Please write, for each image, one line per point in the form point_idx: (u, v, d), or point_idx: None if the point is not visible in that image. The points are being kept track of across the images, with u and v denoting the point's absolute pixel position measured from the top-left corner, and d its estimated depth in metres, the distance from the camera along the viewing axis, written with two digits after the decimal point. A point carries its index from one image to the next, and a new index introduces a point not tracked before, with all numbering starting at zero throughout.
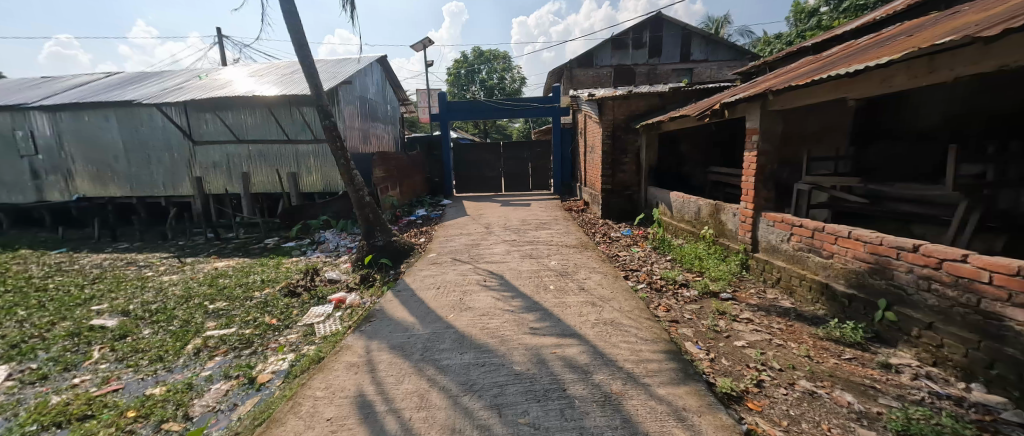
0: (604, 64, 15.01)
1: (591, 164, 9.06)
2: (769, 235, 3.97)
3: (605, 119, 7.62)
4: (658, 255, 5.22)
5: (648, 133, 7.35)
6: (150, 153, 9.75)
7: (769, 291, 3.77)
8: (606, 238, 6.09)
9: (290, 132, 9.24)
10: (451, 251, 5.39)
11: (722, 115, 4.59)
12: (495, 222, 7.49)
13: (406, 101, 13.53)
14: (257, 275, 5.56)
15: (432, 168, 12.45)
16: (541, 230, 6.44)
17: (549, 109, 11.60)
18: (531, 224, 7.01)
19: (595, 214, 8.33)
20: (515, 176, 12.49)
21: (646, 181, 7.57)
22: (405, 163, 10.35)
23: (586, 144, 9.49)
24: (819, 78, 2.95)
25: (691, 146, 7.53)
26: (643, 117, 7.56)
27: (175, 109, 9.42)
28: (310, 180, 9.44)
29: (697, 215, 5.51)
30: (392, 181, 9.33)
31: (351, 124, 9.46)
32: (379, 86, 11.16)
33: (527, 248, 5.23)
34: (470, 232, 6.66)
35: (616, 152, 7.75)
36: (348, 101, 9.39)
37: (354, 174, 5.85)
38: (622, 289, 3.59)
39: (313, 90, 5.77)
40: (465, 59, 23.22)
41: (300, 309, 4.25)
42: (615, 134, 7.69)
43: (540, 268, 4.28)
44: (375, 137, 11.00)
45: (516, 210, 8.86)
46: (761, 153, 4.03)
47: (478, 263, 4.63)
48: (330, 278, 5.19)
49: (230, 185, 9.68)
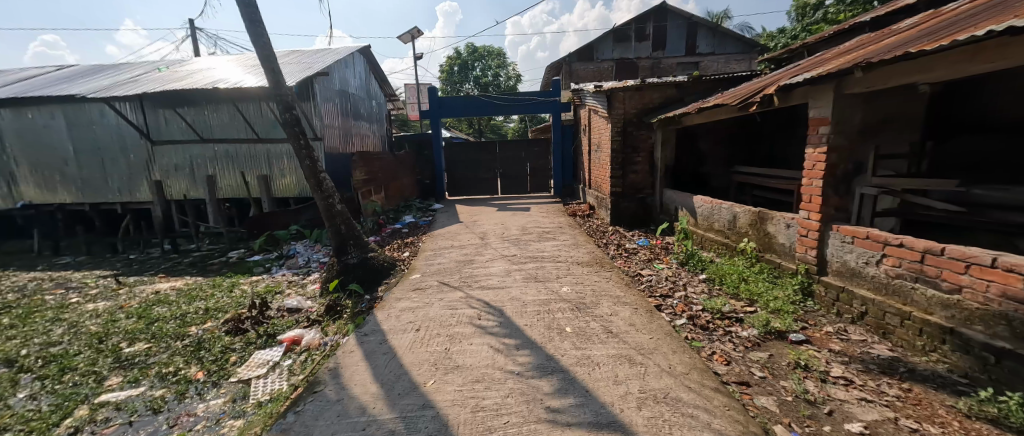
0: (605, 58, 14.14)
1: (598, 164, 8.18)
2: (844, 255, 3.08)
3: (615, 113, 6.73)
4: (689, 274, 4.32)
5: (664, 129, 6.48)
6: (103, 155, 8.70)
7: (852, 330, 2.87)
8: (622, 251, 5.19)
9: (261, 130, 8.25)
10: (440, 271, 4.46)
11: (774, 104, 3.70)
12: (492, 230, 6.56)
13: (395, 96, 12.53)
14: (203, 303, 4.60)
15: (422, 169, 11.50)
16: (545, 242, 5.53)
17: (549, 104, 10.72)
18: (533, 234, 6.11)
19: (603, 220, 7.45)
20: (512, 178, 11.57)
21: (662, 183, 6.69)
22: (391, 164, 9.39)
23: (591, 142, 8.60)
24: (958, 40, 2.05)
25: (713, 143, 6.64)
26: (659, 110, 6.69)
27: (130, 106, 8.39)
28: (284, 183, 8.43)
29: (731, 224, 4.63)
30: (375, 185, 8.37)
31: (330, 121, 8.47)
32: (362, 79, 10.19)
33: (532, 266, 4.32)
34: (463, 244, 5.73)
35: (627, 151, 6.86)
36: (327, 94, 8.41)
37: (324, 179, 4.89)
38: (664, 333, 2.67)
39: (271, 76, 4.70)
40: (458, 55, 22.25)
41: (239, 354, 3.29)
42: (625, 130, 6.80)
43: (551, 297, 3.36)
44: (358, 137, 10.02)
45: (515, 216, 7.95)
46: (832, 150, 3.15)
47: (471, 289, 3.71)
48: (289, 306, 4.23)
49: (195, 190, 8.68)
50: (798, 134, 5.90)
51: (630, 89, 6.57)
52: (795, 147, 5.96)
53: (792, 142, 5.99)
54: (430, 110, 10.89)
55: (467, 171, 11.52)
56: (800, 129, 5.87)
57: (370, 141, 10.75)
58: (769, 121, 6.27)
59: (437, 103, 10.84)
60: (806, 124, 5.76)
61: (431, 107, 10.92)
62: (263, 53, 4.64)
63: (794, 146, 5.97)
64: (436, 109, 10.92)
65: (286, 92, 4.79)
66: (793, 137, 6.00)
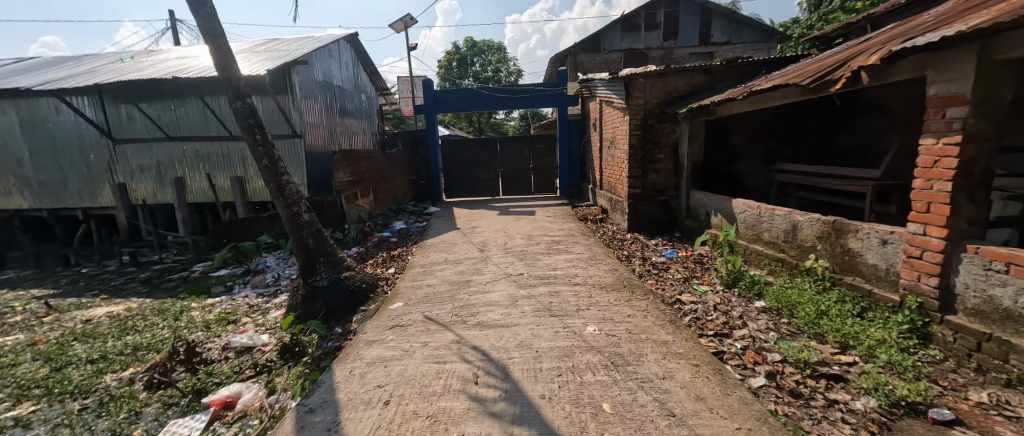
0: (613, 49, 13.22)
1: (611, 163, 7.31)
2: (991, 288, 2.18)
3: (634, 103, 5.88)
4: (742, 301, 3.41)
5: (691, 121, 5.58)
6: (60, 155, 7.82)
7: (1016, 401, 1.97)
8: (650, 268, 4.29)
9: (233, 126, 7.34)
10: (428, 297, 3.57)
11: (863, 81, 2.82)
12: (493, 240, 5.68)
13: (387, 90, 11.62)
14: (134, 337, 3.70)
15: (417, 169, 10.65)
16: (557, 255, 4.66)
17: (554, 96, 9.82)
18: (541, 244, 5.24)
19: (619, 225, 6.57)
20: (514, 178, 10.67)
21: (688, 184, 5.80)
22: (381, 164, 8.51)
23: (604, 137, 7.71)
24: None
25: (746, 137, 5.72)
26: (685, 99, 5.79)
27: (88, 100, 7.51)
28: (260, 186, 7.53)
29: (791, 236, 3.73)
30: (363, 187, 7.51)
31: (312, 115, 7.60)
32: (349, 70, 9.28)
33: (543, 291, 3.43)
34: (459, 257, 4.85)
35: (647, 146, 5.99)
36: (308, 86, 7.54)
37: (288, 182, 3.95)
38: (751, 415, 1.78)
39: (216, 54, 3.74)
40: (456, 50, 21.39)
41: (148, 425, 2.40)
42: (646, 123, 5.92)
43: (574, 342, 2.48)
44: (346, 133, 9.11)
45: (518, 222, 7.07)
46: (969, 140, 2.25)
47: (467, 328, 2.83)
48: (235, 345, 3.33)
49: (163, 193, 7.78)
50: (855, 125, 4.98)
51: (651, 76, 5.70)
52: (851, 141, 5.05)
53: (847, 134, 5.07)
54: (426, 107, 10.08)
55: (465, 170, 10.64)
56: (856, 119, 4.96)
57: (359, 139, 9.82)
58: (817, 110, 5.34)
59: (435, 98, 10.10)
60: (865, 112, 4.84)
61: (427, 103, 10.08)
62: (206, 25, 3.67)
63: (850, 138, 5.06)
64: (435, 104, 10.13)
65: (238, 75, 3.86)
66: (847, 129, 5.09)
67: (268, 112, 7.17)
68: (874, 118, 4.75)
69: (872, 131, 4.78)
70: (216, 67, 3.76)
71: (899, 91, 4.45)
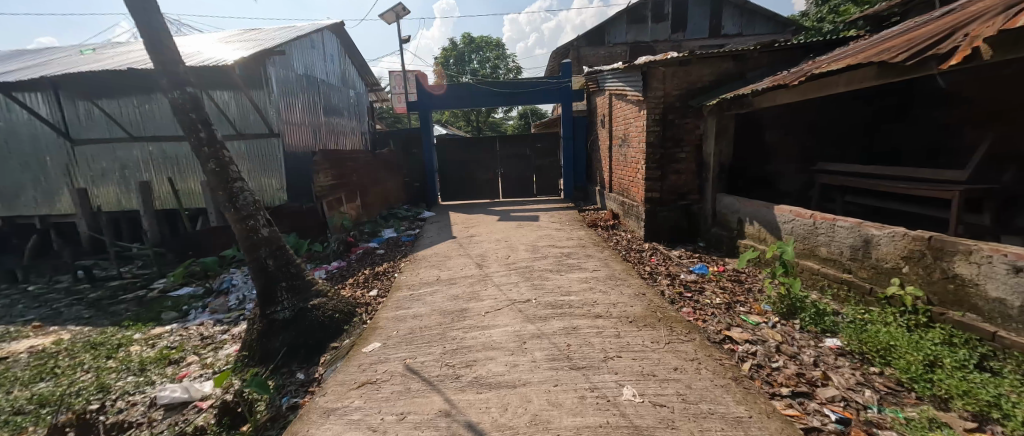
0: (618, 42, 12.52)
1: (623, 162, 6.60)
2: None
3: (653, 95, 5.19)
4: (810, 339, 2.70)
5: (719, 116, 4.90)
6: (14, 158, 7.07)
7: None
8: (684, 291, 3.56)
9: None
10: (415, 333, 2.85)
11: (986, 57, 2.12)
12: (493, 252, 4.96)
13: (378, 86, 10.90)
14: (47, 386, 2.96)
15: (411, 170, 9.92)
16: (568, 273, 3.95)
17: (558, 91, 9.13)
18: (548, 258, 4.53)
19: (634, 233, 5.87)
20: (515, 179, 9.95)
21: (714, 188, 5.12)
22: (370, 166, 7.81)
23: (615, 135, 7.01)
24: None
25: (781, 133, 5.02)
26: (711, 91, 5.08)
27: (43, 97, 6.75)
28: None
29: (864, 254, 3.02)
30: (348, 191, 6.78)
31: (292, 113, 6.90)
32: (336, 64, 8.54)
33: (558, 327, 2.73)
34: (453, 276, 4.12)
35: (667, 145, 5.32)
36: (288, 80, 6.82)
37: (242, 190, 3.21)
38: None
39: (145, 29, 2.96)
40: (454, 47, 20.71)
41: None
42: (666, 118, 5.24)
43: (609, 419, 1.77)
44: (332, 132, 8.37)
45: (521, 229, 6.36)
46: None
47: (461, 388, 2.11)
48: (162, 401, 2.59)
49: (127, 199, 7.01)
50: (914, 118, 4.35)
51: (672, 64, 5.02)
52: (908, 137, 4.43)
53: (903, 129, 4.44)
54: (438, 95, 9.37)
55: (462, 171, 9.94)
56: (916, 111, 4.33)
57: (347, 139, 9.09)
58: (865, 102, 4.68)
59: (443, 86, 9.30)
60: (930, 104, 4.22)
61: (439, 91, 9.36)
62: None
63: (907, 134, 4.45)
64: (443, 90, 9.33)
65: (175, 56, 3.10)
66: (903, 123, 4.48)
67: (241, 110, 6.44)
68: (941, 111, 4.11)
69: (938, 125, 4.15)
70: (145, 45, 2.99)
71: (975, 79, 3.83)
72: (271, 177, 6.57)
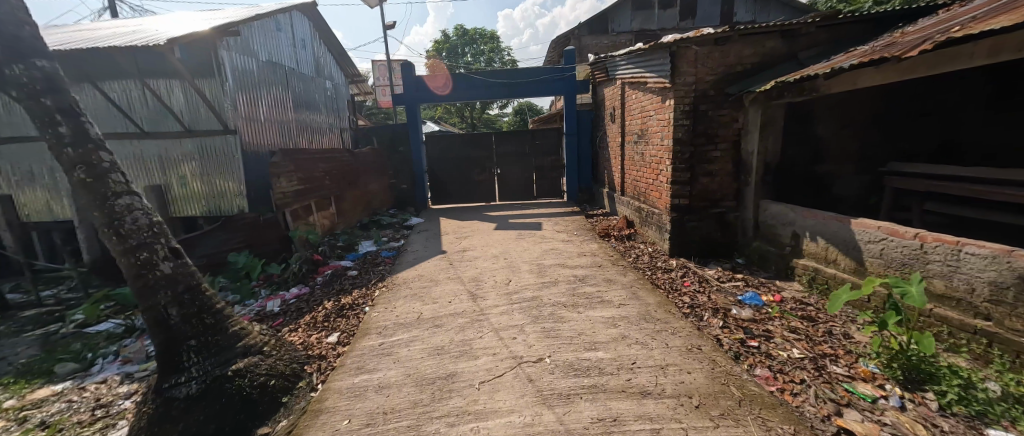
0: (622, 30, 11.63)
1: (640, 161, 5.69)
2: None
3: (682, 81, 4.30)
4: (968, 433, 1.80)
5: (765, 106, 4.04)
6: None
7: None
8: (747, 339, 2.65)
9: (144, 120, 5.57)
10: (374, 427, 1.90)
11: None
12: (490, 275, 4.03)
13: (361, 78, 9.88)
14: None
15: (397, 170, 8.92)
16: (588, 311, 3.01)
17: (560, 82, 8.21)
18: (559, 286, 3.59)
19: (657, 246, 4.96)
20: (513, 180, 9.01)
21: (758, 193, 4.24)
22: (347, 168, 6.84)
23: (629, 131, 6.08)
24: None
25: (838, 126, 4.16)
26: (753, 75, 4.20)
27: None
28: (186, 196, 5.76)
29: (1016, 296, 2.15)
30: (320, 197, 5.81)
31: (253, 106, 5.88)
32: (308, 50, 7.54)
33: (588, 418, 1.82)
34: (438, 315, 3.16)
35: (697, 142, 4.43)
36: (247, 68, 5.82)
37: (130, 209, 2.24)
38: None
39: None
40: (446, 40, 19.69)
41: None
42: (697, 109, 4.35)
43: None
44: (305, 129, 7.38)
45: (522, 241, 5.44)
46: None
47: None
48: None
49: (59, 207, 5.98)
50: (1014, 104, 3.53)
51: (707, 41, 4.13)
52: (1004, 128, 3.61)
53: (998, 118, 3.62)
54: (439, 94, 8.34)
55: (454, 171, 8.97)
56: (1017, 95, 3.51)
57: (324, 137, 8.10)
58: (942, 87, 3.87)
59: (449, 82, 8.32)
60: None
61: (441, 91, 8.36)
62: None
63: (1003, 125, 3.61)
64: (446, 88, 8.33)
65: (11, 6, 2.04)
66: (1000, 113, 3.62)
67: (188, 102, 5.43)
68: None
69: None
70: None
71: None
72: (227, 180, 5.59)
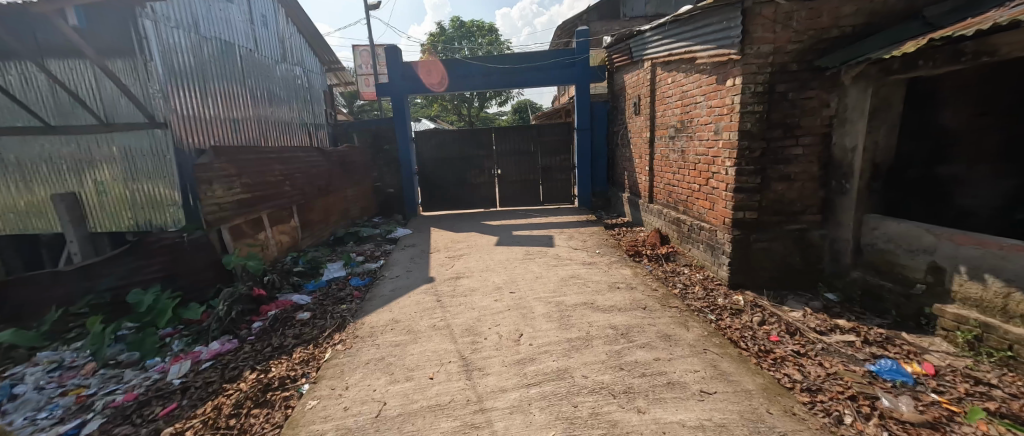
0: (635, 15, 10.56)
1: (679, 162, 4.48)
2: None
3: (754, 50, 3.13)
4: None
5: (876, 84, 2.86)
6: None
7: None
8: None
9: (49, 111, 4.37)
10: None
11: None
12: (491, 324, 2.84)
13: (338, 65, 8.68)
14: None
15: (382, 172, 7.70)
16: (655, 410, 1.83)
17: (571, 68, 7.02)
18: (595, 348, 2.41)
19: (711, 274, 3.76)
20: (516, 183, 7.83)
21: (861, 206, 3.06)
22: (315, 170, 5.64)
23: (662, 124, 4.88)
24: None
25: (975, 113, 2.98)
26: (853, 42, 3.03)
27: None
28: (107, 206, 4.56)
29: None
30: (274, 208, 4.60)
31: (193, 93, 4.67)
32: (270, 30, 6.35)
33: None
34: (410, 410, 1.97)
35: (771, 135, 3.26)
36: (185, 47, 4.63)
37: None
38: None
39: None
40: (442, 32, 18.54)
41: None
42: (771, 90, 3.18)
43: None
44: (266, 126, 6.16)
45: (532, 264, 4.25)
46: None
47: None
48: None
49: None
50: None
51: None
52: None
53: None
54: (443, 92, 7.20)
55: (448, 173, 7.77)
56: None
57: (293, 136, 6.92)
58: None
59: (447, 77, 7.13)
60: None
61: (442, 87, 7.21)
62: None
63: None
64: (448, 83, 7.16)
65: None
66: None
67: (102, 87, 4.24)
68: None
69: None
70: None
71: None
72: (155, 185, 4.37)
